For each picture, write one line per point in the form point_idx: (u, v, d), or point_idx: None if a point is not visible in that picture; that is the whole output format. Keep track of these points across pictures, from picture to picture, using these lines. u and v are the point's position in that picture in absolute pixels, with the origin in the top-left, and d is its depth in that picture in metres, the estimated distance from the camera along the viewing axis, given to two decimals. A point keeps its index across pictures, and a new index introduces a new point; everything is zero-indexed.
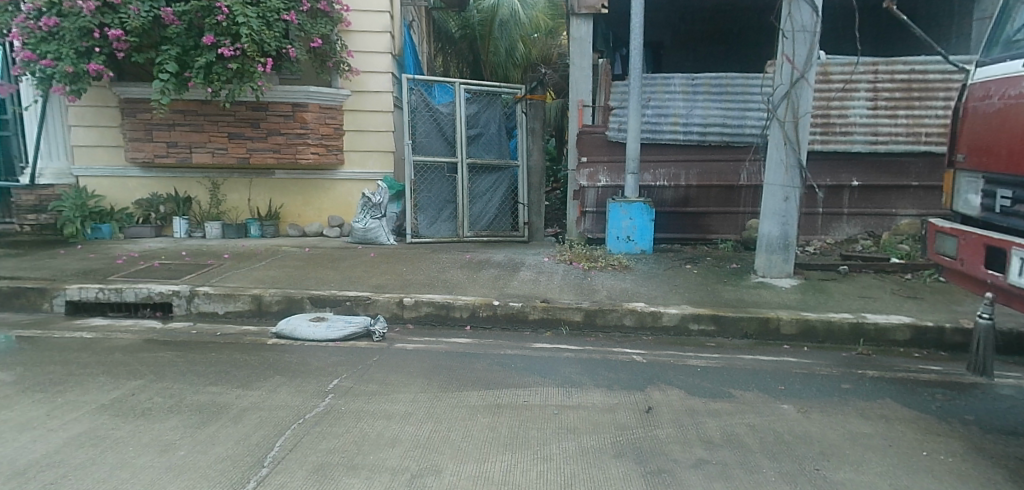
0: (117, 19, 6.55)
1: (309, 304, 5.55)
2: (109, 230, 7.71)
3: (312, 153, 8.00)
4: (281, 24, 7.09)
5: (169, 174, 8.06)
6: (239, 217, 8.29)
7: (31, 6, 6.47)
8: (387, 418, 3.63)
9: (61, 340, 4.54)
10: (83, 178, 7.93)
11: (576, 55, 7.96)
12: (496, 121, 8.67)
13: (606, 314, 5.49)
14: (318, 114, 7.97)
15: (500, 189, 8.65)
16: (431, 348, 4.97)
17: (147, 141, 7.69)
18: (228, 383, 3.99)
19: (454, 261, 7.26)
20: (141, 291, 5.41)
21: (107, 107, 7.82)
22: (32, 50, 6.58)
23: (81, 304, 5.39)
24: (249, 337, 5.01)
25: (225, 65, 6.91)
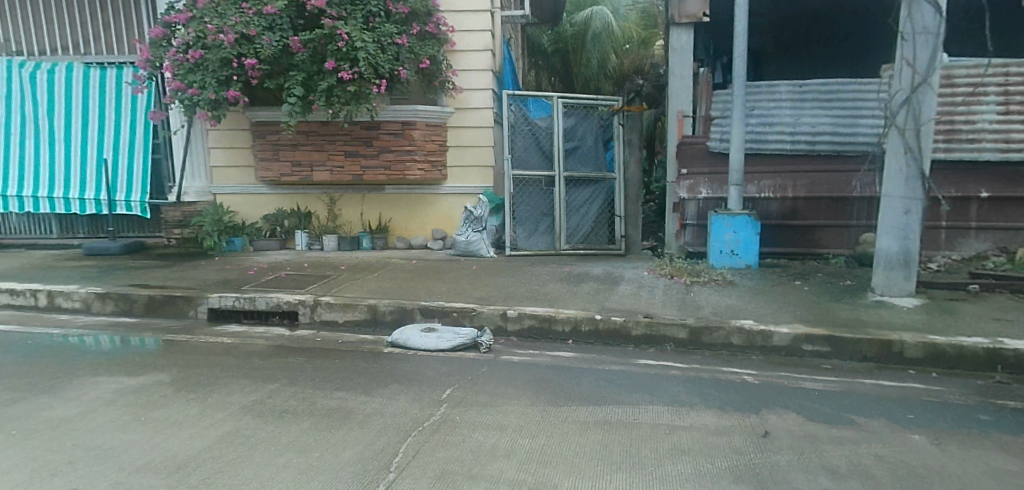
0: (252, 49, 7.14)
1: (419, 314, 5.78)
2: (241, 243, 8.39)
3: (418, 169, 8.34)
4: (394, 48, 7.46)
5: (292, 191, 8.67)
6: (353, 231, 8.78)
7: (181, 41, 7.28)
8: (500, 431, 3.67)
9: (206, 345, 4.98)
10: (220, 196, 8.70)
11: (676, 65, 7.79)
12: (593, 134, 8.68)
13: (712, 332, 5.35)
14: (424, 131, 8.31)
15: (597, 202, 8.64)
16: (537, 362, 5.00)
17: (274, 161, 8.33)
18: (352, 390, 4.14)
19: (554, 274, 7.33)
20: (272, 299, 5.87)
21: (240, 130, 8.54)
22: (182, 80, 7.34)
23: (220, 310, 5.90)
24: (367, 344, 5.29)
25: (345, 88, 7.40)
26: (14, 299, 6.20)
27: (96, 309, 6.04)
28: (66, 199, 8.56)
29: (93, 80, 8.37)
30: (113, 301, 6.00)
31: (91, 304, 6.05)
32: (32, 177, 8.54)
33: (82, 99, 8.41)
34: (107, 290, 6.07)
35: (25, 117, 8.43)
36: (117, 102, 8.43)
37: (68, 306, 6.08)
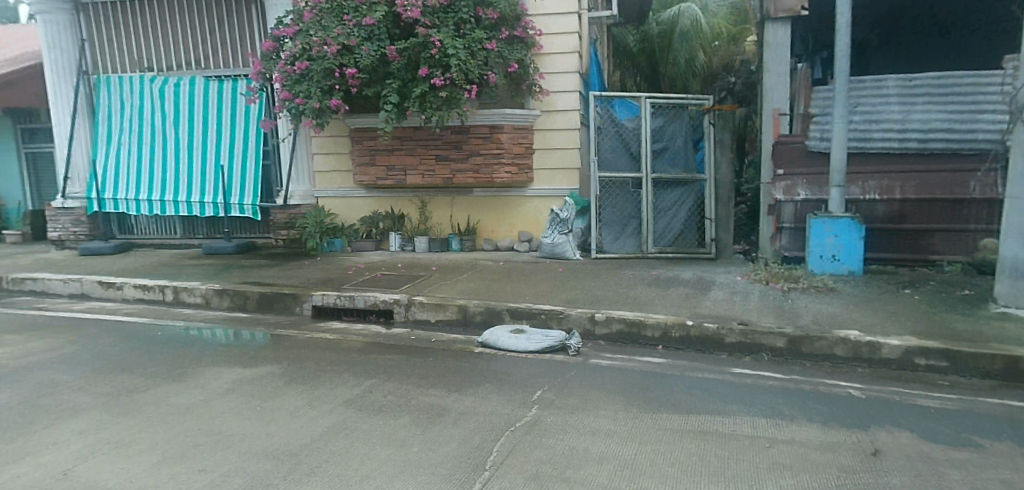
0: (353, 59, 7.51)
1: (508, 316, 5.84)
2: (340, 243, 8.88)
3: (506, 171, 8.45)
4: (484, 53, 7.67)
5: (387, 194, 9.01)
6: (443, 232, 9.01)
7: (290, 54, 7.76)
8: (592, 434, 3.55)
9: (311, 340, 5.27)
10: (322, 200, 9.18)
11: (771, 62, 7.43)
12: (682, 134, 8.44)
13: (813, 342, 5.09)
14: (512, 134, 8.42)
15: (686, 204, 8.39)
16: (627, 366, 4.90)
17: (371, 166, 8.73)
18: (446, 387, 4.19)
19: (642, 278, 7.22)
20: (370, 298, 6.13)
21: (340, 136, 8.99)
22: (289, 91, 7.80)
23: (322, 308, 6.24)
24: (458, 344, 5.40)
25: (437, 94, 7.61)
26: (144, 294, 6.80)
27: (214, 305, 6.54)
28: (188, 202, 9.30)
29: (212, 92, 9.06)
30: (228, 297, 6.48)
31: (210, 300, 6.55)
32: (160, 182, 9.34)
33: (203, 110, 9.13)
34: (224, 287, 6.55)
35: (155, 128, 9.27)
36: (232, 112, 9.09)
37: (190, 301, 6.62)
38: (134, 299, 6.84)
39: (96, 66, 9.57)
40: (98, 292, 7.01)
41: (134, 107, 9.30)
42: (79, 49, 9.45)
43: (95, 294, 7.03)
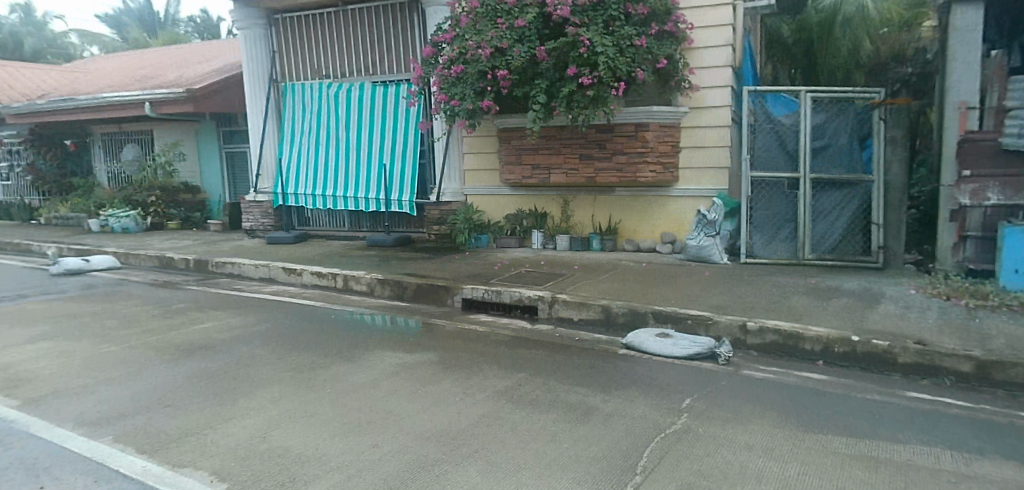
0: (504, 61, 7.76)
1: (652, 319, 5.72)
2: (486, 240, 9.28)
3: (650, 170, 8.25)
4: (632, 50, 7.55)
5: (530, 192, 9.22)
6: (584, 231, 9.03)
7: (446, 58, 8.21)
8: (748, 450, 3.37)
9: (463, 331, 5.54)
10: (471, 196, 9.65)
11: (960, 48, 6.59)
12: (847, 130, 7.70)
13: (1008, 369, 4.47)
14: (658, 132, 8.17)
15: (849, 207, 7.61)
16: (783, 380, 4.61)
17: (517, 165, 8.97)
18: (592, 386, 4.21)
19: (798, 286, 6.76)
20: (515, 293, 6.31)
21: (489, 136, 9.36)
22: (445, 93, 8.27)
23: (471, 300, 6.53)
24: (602, 344, 5.39)
25: (584, 93, 7.61)
26: (319, 280, 7.55)
27: (377, 293, 7.10)
28: (354, 198, 10.16)
29: (378, 96, 9.83)
30: (390, 287, 7.00)
31: (374, 288, 7.12)
32: (332, 179, 10.29)
33: (370, 113, 9.94)
34: (386, 277, 7.09)
35: (329, 130, 10.25)
36: (395, 114, 9.79)
37: (357, 289, 7.23)
38: (311, 284, 7.61)
39: (283, 75, 10.74)
40: (282, 277, 7.88)
41: (313, 111, 10.34)
42: (270, 60, 10.66)
43: (279, 278, 7.91)
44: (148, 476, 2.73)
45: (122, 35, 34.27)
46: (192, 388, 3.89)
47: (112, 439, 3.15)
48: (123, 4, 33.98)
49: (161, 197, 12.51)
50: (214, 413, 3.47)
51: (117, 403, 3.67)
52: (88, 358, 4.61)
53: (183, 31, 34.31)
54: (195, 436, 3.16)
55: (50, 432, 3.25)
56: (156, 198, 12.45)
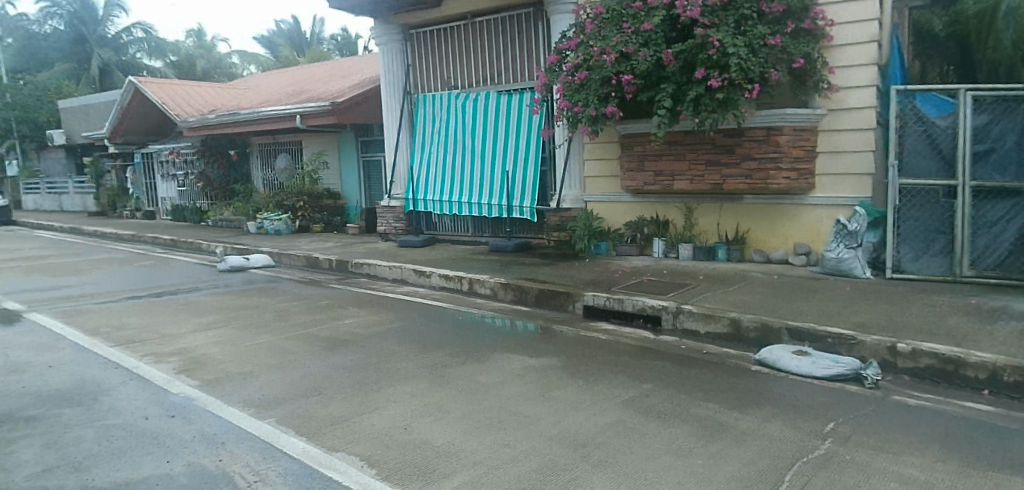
0: (629, 66, 7.65)
1: (787, 335, 5.38)
2: (605, 247, 9.28)
3: (783, 177, 7.81)
4: (766, 50, 7.20)
5: (652, 199, 9.04)
6: (709, 240, 8.71)
7: (571, 65, 8.22)
8: (904, 483, 3.07)
9: (586, 338, 5.54)
10: (590, 203, 9.64)
11: None
12: (1018, 131, 6.82)
13: None
14: (792, 136, 7.72)
15: (1018, 219, 6.77)
16: (942, 410, 4.16)
17: (639, 171, 8.84)
18: (724, 403, 4.05)
19: (957, 306, 6.09)
20: (638, 302, 6.22)
21: (611, 142, 9.32)
22: (569, 100, 8.36)
23: (592, 308, 6.52)
24: (732, 359, 5.17)
25: (713, 96, 7.31)
26: (446, 283, 7.88)
27: (500, 297, 7.28)
28: (478, 204, 10.50)
29: (502, 105, 10.09)
30: (512, 291, 7.15)
31: (497, 292, 7.32)
32: (458, 186, 10.71)
33: (494, 121, 10.23)
34: (509, 281, 7.26)
35: (457, 138, 10.69)
36: (518, 122, 10.00)
37: (481, 292, 7.47)
38: (438, 286, 7.96)
39: (416, 87, 11.35)
40: (412, 278, 8.31)
41: (442, 121, 10.83)
42: (405, 73, 11.31)
43: (410, 280, 8.35)
44: (306, 457, 3.00)
45: (275, 55, 37.77)
46: (340, 380, 4.22)
47: (275, 421, 3.49)
48: (275, 27, 37.43)
49: (307, 202, 13.81)
50: (359, 404, 3.74)
51: (278, 388, 4.06)
52: (251, 346, 5.13)
53: (325, 49, 37.17)
54: (344, 424, 3.42)
55: (225, 410, 3.67)
56: (303, 203, 13.78)
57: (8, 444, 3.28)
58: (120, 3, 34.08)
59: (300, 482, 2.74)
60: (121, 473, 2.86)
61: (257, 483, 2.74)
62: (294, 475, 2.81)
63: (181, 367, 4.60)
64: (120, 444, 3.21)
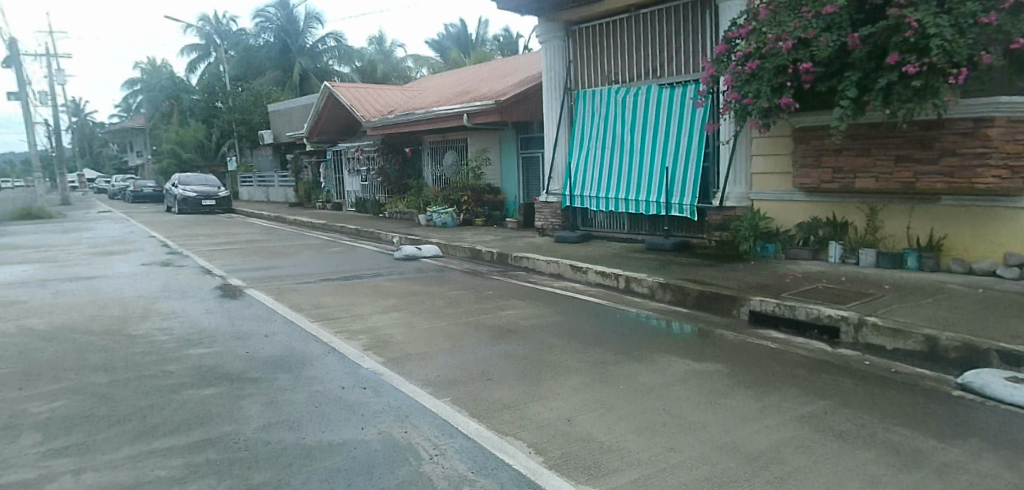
0: (808, 53, 7.11)
1: (998, 359, 4.61)
2: (773, 249, 8.63)
3: (991, 176, 6.69)
4: (977, 29, 6.18)
5: (829, 198, 8.33)
6: (896, 246, 7.78)
7: (742, 54, 7.79)
8: None
9: (752, 346, 5.27)
10: (758, 201, 9.13)
11: None
12: None
13: None
14: (1005, 129, 6.58)
15: None
16: None
17: (815, 168, 8.21)
18: (919, 429, 3.61)
19: None
20: (813, 311, 5.76)
21: (783, 137, 8.70)
22: (739, 91, 7.92)
23: (759, 314, 6.16)
24: (928, 381, 4.60)
25: (907, 84, 6.52)
26: (603, 279, 7.89)
27: (658, 297, 7.15)
28: (635, 201, 10.36)
29: (664, 99, 9.87)
30: (671, 291, 6.99)
31: (655, 292, 7.19)
32: (615, 182, 10.65)
33: (654, 116, 10.04)
34: (667, 281, 7.10)
35: (616, 134, 10.65)
36: (681, 116, 9.71)
37: (639, 291, 7.38)
38: (595, 283, 8.00)
39: (576, 82, 11.44)
40: (569, 274, 8.44)
41: (602, 116, 10.86)
42: (566, 70, 11.47)
43: (567, 275, 8.49)
44: (479, 437, 3.20)
45: (444, 57, 39.99)
46: (506, 367, 4.43)
47: (450, 401, 3.78)
48: (445, 30, 39.53)
49: (471, 197, 14.57)
50: (525, 392, 3.91)
51: (450, 371, 4.37)
52: (426, 330, 5.56)
53: (490, 49, 38.62)
54: (512, 410, 3.60)
55: (406, 387, 4.04)
56: (468, 197, 14.56)
57: (238, 400, 3.88)
58: (317, 15, 38.02)
59: (475, 460, 2.94)
60: (325, 436, 3.28)
61: (437, 457, 2.99)
62: (469, 453, 3.03)
63: (368, 344, 5.11)
64: (323, 410, 3.67)
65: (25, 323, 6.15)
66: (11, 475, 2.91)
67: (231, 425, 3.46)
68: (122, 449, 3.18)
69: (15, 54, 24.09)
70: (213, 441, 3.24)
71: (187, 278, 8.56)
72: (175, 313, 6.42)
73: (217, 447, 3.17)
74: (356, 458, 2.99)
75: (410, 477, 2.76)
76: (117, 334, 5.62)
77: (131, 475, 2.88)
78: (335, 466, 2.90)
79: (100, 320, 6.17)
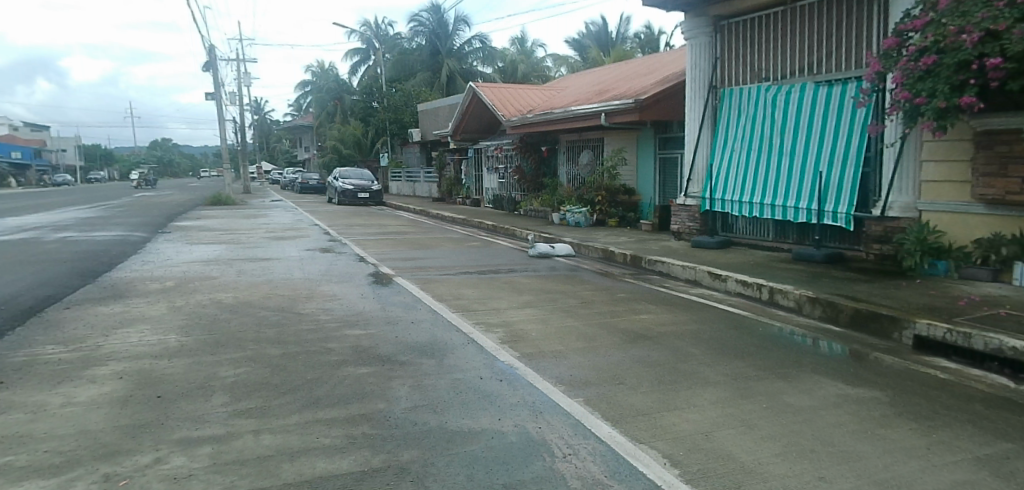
0: (998, 47, 6.26)
1: None
2: (944, 267, 7.71)
3: None
4: None
5: (1016, 212, 7.25)
6: None
7: (916, 48, 7.04)
8: None
9: (916, 373, 4.78)
10: (926, 213, 8.19)
11: None
12: None
13: None
14: None
15: None
16: None
17: (1000, 177, 7.20)
18: None
19: None
20: (992, 342, 5.03)
21: (961, 141, 7.74)
22: (909, 89, 7.15)
23: (926, 339, 5.56)
24: None
25: None
26: (744, 289, 7.54)
27: (805, 312, 6.70)
28: (782, 207, 9.75)
29: (820, 97, 9.21)
30: (821, 307, 6.52)
31: (802, 306, 6.75)
32: (760, 186, 10.09)
33: (808, 115, 9.39)
34: (817, 296, 6.63)
35: (764, 135, 10.11)
36: (839, 116, 9.00)
37: (784, 304, 6.96)
38: (735, 292, 7.66)
39: (722, 80, 10.99)
40: (707, 281, 8.16)
41: (749, 116, 10.36)
42: (712, 67, 11.06)
43: (705, 282, 8.20)
44: (614, 442, 3.21)
45: (584, 56, 39.93)
46: (642, 373, 4.39)
47: (584, 401, 3.82)
48: (585, 29, 39.44)
49: (605, 197, 14.51)
50: (661, 400, 3.85)
51: (585, 371, 4.41)
52: (560, 328, 5.64)
53: (630, 48, 38.04)
54: (648, 417, 3.57)
55: (541, 384, 4.14)
56: (602, 197, 14.52)
57: (389, 380, 4.19)
58: (464, 18, 39.53)
59: (609, 464, 2.95)
60: (465, 423, 3.45)
61: (571, 456, 3.04)
62: (603, 456, 3.04)
63: (505, 338, 5.29)
64: (464, 398, 3.86)
65: (216, 297, 7.06)
66: (206, 428, 3.38)
67: (382, 404, 3.75)
68: (292, 416, 3.56)
69: (213, 60, 27.55)
70: (367, 417, 3.53)
71: (345, 264, 9.35)
72: (335, 295, 7.04)
73: (370, 423, 3.44)
74: (495, 448, 3.12)
75: (546, 473, 2.83)
76: (288, 312, 6.29)
77: (300, 440, 3.22)
78: (475, 454, 3.05)
79: (274, 298, 6.93)
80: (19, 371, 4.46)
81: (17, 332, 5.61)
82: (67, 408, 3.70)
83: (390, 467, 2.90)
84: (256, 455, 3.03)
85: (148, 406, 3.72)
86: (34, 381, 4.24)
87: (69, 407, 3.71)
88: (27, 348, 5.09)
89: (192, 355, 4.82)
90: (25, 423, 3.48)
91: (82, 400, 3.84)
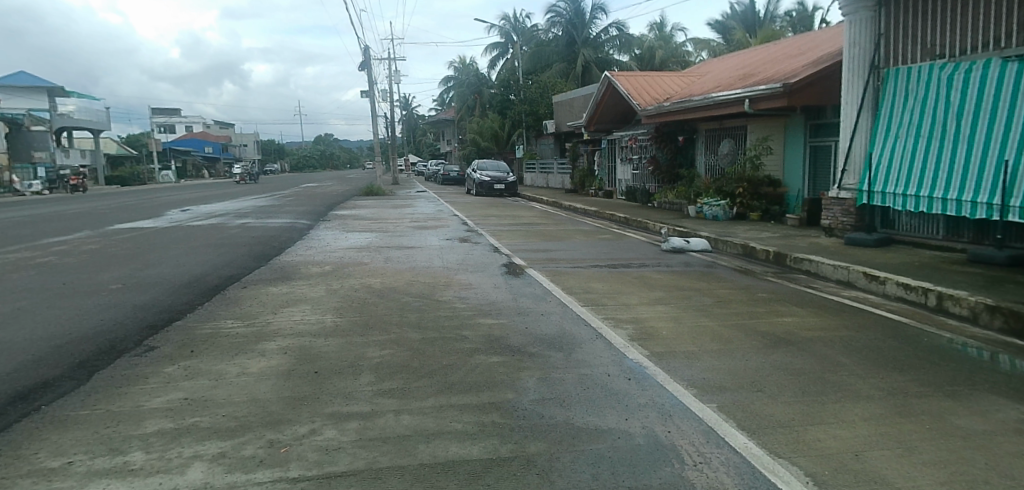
0: None
1: None
2: None
3: None
4: None
5: None
6: None
7: None
8: None
9: None
10: None
11: None
12: None
13: None
14: None
15: None
16: None
17: None
18: None
19: None
20: None
21: None
22: None
23: None
24: None
25: None
26: (906, 293, 6.81)
27: (982, 321, 5.87)
28: (956, 202, 8.52)
29: (1007, 75, 8.00)
30: (1003, 317, 5.67)
31: (978, 315, 5.93)
32: (930, 177, 8.92)
33: (993, 96, 8.17)
34: (998, 304, 5.77)
35: (937, 119, 8.94)
36: None
37: (955, 312, 6.18)
38: (894, 296, 6.95)
39: (886, 60, 10.01)
40: (862, 282, 7.47)
41: (918, 99, 9.28)
42: (875, 45, 10.13)
43: (859, 284, 7.51)
44: (751, 454, 3.06)
45: (728, 38, 37.82)
46: (783, 381, 4.13)
47: (719, 408, 3.67)
48: (730, 10, 37.33)
49: (747, 189, 13.77)
50: (804, 414, 3.59)
51: (719, 375, 4.24)
52: (694, 327, 5.47)
53: (778, 27, 35.63)
54: (789, 430, 3.36)
55: (671, 386, 4.03)
56: (743, 189, 13.79)
57: (518, 371, 4.30)
58: (602, 6, 39.03)
59: (744, 477, 2.82)
60: (591, 420, 3.46)
61: (702, 465, 2.94)
62: (738, 468, 2.92)
63: (636, 335, 5.23)
64: (591, 394, 3.87)
65: (366, 281, 7.63)
66: (355, 405, 3.68)
67: (511, 394, 3.86)
68: (428, 399, 3.78)
69: (368, 59, 29.52)
70: (497, 406, 3.65)
71: (480, 254, 9.68)
72: (470, 284, 7.35)
73: (500, 412, 3.56)
74: (620, 448, 3.11)
75: (674, 480, 2.77)
76: (429, 298, 6.66)
77: (435, 424, 3.40)
78: (601, 453, 3.04)
79: (416, 284, 7.38)
80: (206, 342, 5.13)
81: (205, 307, 6.45)
82: (243, 378, 4.20)
83: (517, 457, 2.99)
84: (396, 434, 3.26)
85: (307, 380, 4.13)
86: (217, 351, 4.86)
87: (243, 377, 4.21)
88: (213, 321, 5.84)
89: (344, 335, 5.27)
90: (210, 388, 4.01)
91: (253, 371, 4.34)
